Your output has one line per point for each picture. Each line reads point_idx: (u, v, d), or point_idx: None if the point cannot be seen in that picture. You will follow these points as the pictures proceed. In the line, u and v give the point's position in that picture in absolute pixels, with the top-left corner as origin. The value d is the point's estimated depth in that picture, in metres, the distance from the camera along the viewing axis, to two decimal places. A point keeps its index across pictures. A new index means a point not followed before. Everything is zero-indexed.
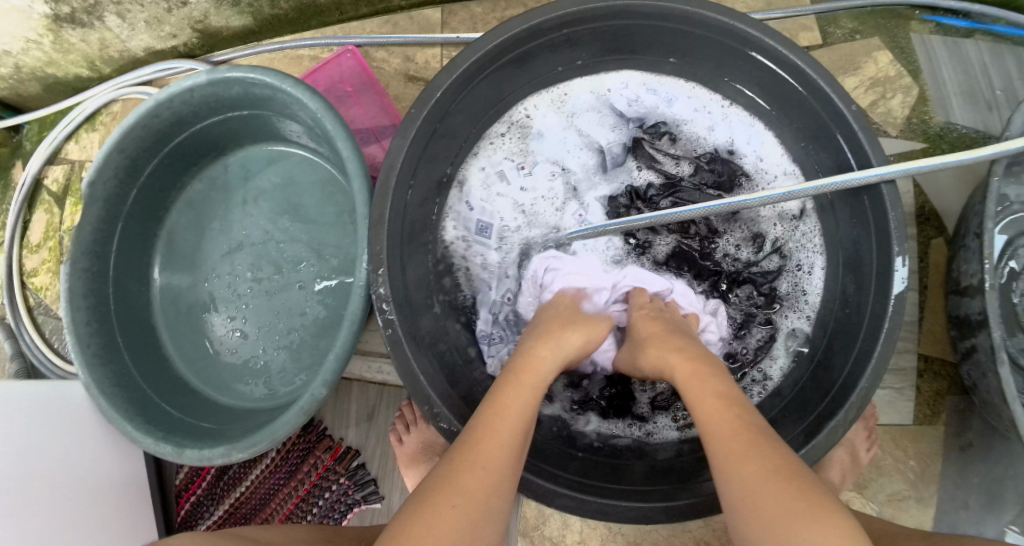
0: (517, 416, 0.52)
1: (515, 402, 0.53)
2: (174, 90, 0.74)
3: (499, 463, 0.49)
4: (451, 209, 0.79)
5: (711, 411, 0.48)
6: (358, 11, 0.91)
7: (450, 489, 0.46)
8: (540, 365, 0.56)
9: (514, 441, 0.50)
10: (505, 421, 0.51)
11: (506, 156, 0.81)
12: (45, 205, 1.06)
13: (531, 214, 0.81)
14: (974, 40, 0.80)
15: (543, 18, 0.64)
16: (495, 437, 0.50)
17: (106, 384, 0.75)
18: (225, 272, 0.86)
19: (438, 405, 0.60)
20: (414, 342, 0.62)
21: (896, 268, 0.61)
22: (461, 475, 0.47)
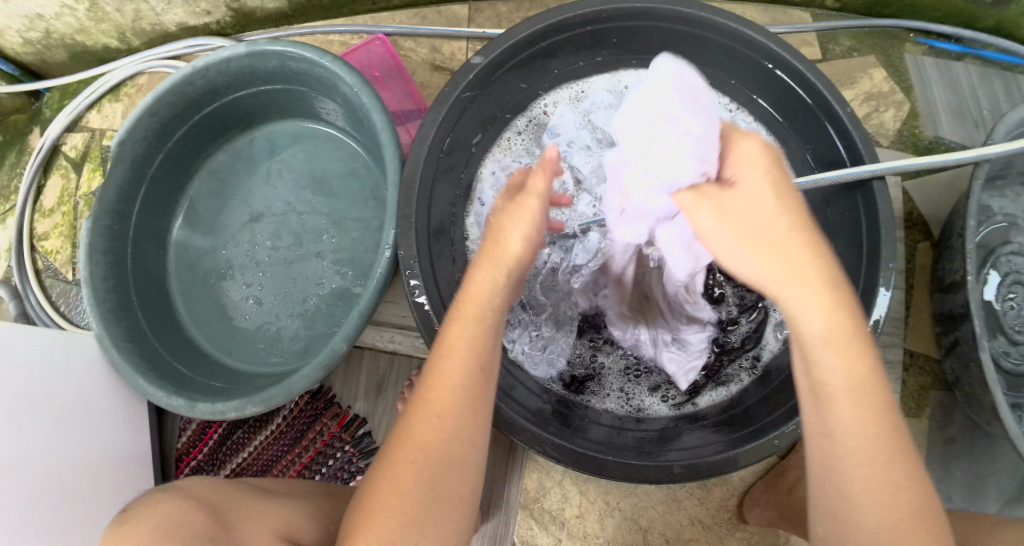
0: (462, 356, 0.48)
1: (458, 337, 0.48)
2: (212, 59, 0.77)
3: (453, 403, 0.46)
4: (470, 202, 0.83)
5: (855, 414, 0.43)
6: (388, 2, 0.95)
7: (405, 443, 0.46)
8: (477, 292, 0.50)
9: (464, 384, 0.47)
10: (450, 361, 0.48)
11: (514, 158, 0.86)
12: (61, 171, 1.07)
13: None
14: (964, 63, 0.87)
15: (570, 13, 0.69)
16: (442, 379, 0.47)
17: (120, 338, 0.76)
18: (244, 241, 0.88)
19: None
20: (440, 312, 0.65)
21: (879, 288, 0.63)
22: (414, 428, 0.46)
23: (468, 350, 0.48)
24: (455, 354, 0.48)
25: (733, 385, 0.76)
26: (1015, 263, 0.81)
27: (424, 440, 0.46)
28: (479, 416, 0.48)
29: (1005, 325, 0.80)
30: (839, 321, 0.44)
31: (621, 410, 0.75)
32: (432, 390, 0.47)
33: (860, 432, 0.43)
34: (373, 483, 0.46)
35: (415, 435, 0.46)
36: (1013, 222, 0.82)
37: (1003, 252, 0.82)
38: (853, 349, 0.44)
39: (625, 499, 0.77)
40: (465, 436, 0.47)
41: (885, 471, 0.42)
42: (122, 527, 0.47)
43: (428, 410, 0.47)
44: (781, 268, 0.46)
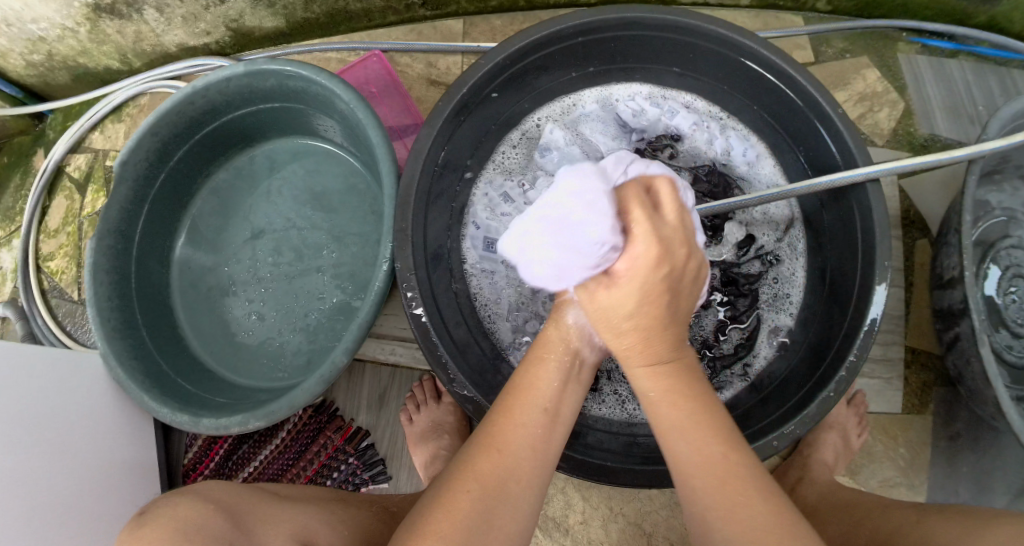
0: (541, 392, 0.51)
1: (541, 375, 0.52)
2: (211, 80, 0.79)
3: (528, 441, 0.49)
4: (465, 224, 0.84)
5: (698, 456, 0.46)
6: (384, 19, 0.96)
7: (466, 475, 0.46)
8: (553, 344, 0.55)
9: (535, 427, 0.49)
10: (524, 401, 0.50)
11: (505, 177, 0.86)
12: (66, 191, 1.09)
13: None
14: (958, 61, 0.87)
15: (561, 26, 0.70)
16: (512, 420, 0.49)
17: (125, 355, 0.77)
18: (245, 257, 0.90)
19: (455, 369, 0.64)
20: (441, 334, 0.66)
21: (876, 287, 0.63)
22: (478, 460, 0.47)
23: (542, 394, 0.51)
24: (528, 395, 0.51)
25: (727, 391, 0.77)
26: (1014, 257, 0.81)
27: (486, 475, 0.46)
28: (541, 463, 0.49)
29: (1008, 319, 0.79)
30: (662, 383, 0.50)
31: (615, 413, 0.76)
32: (501, 428, 0.48)
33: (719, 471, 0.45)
34: (420, 516, 0.45)
35: (473, 470, 0.47)
36: (1012, 216, 0.82)
37: (1002, 246, 0.81)
38: (684, 396, 0.49)
39: (628, 505, 0.77)
40: (527, 475, 0.47)
41: (746, 516, 0.43)
42: (138, 530, 0.46)
43: (493, 446, 0.48)
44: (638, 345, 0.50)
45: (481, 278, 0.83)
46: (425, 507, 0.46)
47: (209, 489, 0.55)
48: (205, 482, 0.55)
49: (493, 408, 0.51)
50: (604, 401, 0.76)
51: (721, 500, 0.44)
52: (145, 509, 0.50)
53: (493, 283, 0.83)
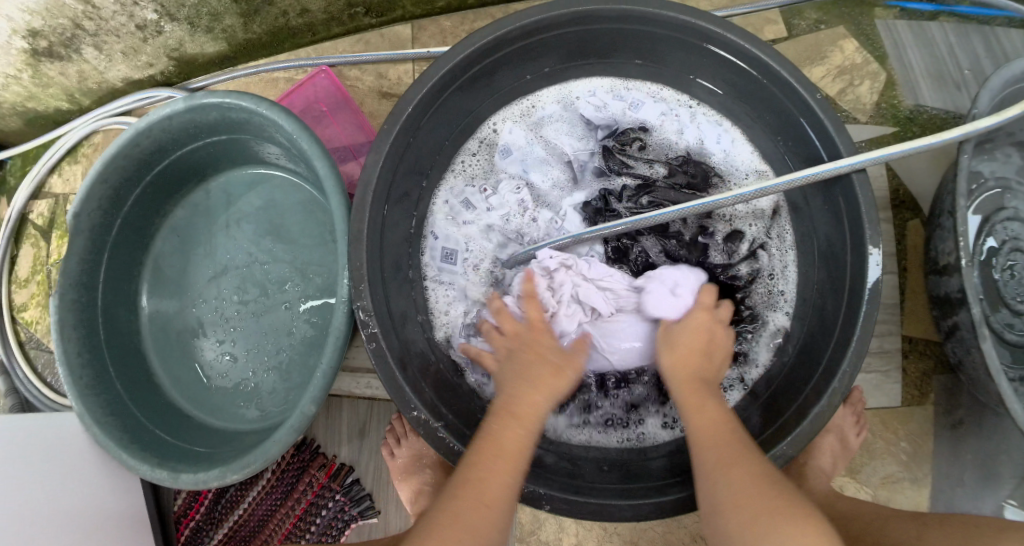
0: (520, 454, 0.54)
1: (518, 437, 0.55)
2: (153, 119, 0.75)
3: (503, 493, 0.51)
4: (426, 235, 0.80)
5: (712, 423, 0.54)
6: (329, 31, 0.91)
7: (456, 525, 0.48)
8: (530, 408, 0.57)
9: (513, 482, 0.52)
10: (500, 460, 0.53)
11: (467, 182, 0.82)
12: (32, 239, 1.06)
13: (505, 232, 0.80)
14: (939, 22, 0.81)
15: (508, 29, 0.65)
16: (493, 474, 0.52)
17: (100, 413, 0.75)
18: (211, 296, 0.87)
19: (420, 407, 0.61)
20: (408, 376, 0.62)
21: (871, 259, 0.60)
22: (464, 510, 0.49)
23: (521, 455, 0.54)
24: (506, 454, 0.53)
25: (724, 401, 0.72)
26: (1011, 230, 0.76)
27: (476, 525, 0.49)
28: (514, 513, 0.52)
29: (1007, 297, 0.75)
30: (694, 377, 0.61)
31: (608, 440, 0.71)
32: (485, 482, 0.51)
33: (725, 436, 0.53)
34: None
35: (461, 519, 0.49)
36: (1006, 186, 0.77)
37: (998, 219, 0.76)
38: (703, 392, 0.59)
39: (622, 523, 0.75)
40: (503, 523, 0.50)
41: (741, 470, 0.49)
42: None
43: (483, 501, 0.50)
44: (691, 359, 0.62)
45: (445, 292, 0.79)
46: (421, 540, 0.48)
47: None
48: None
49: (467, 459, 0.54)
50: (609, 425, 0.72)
51: (726, 458, 0.50)
52: None
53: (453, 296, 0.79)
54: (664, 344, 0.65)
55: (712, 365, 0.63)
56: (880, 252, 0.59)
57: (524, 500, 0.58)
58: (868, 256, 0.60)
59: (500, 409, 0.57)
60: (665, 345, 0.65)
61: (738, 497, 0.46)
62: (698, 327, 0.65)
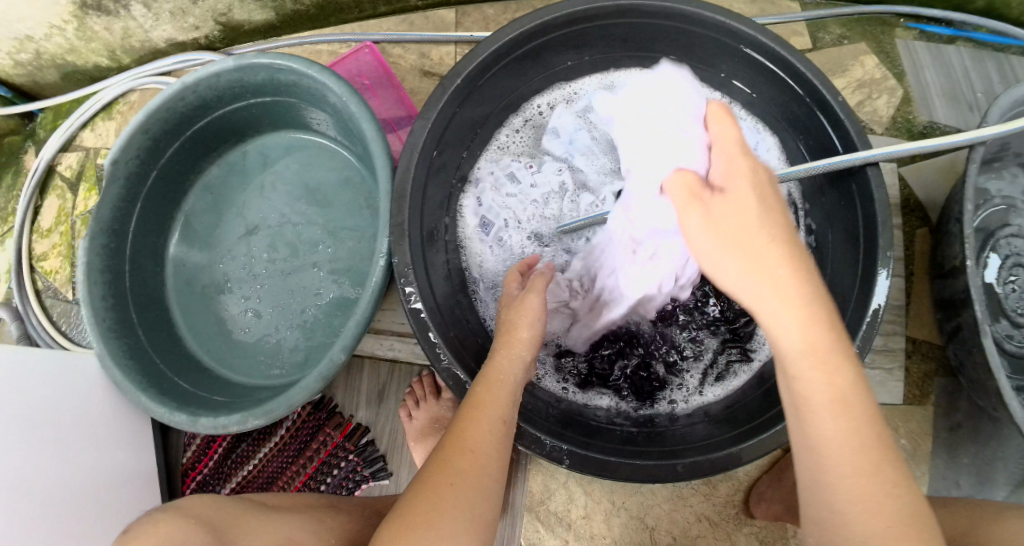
0: (498, 406, 0.56)
1: (493, 390, 0.57)
2: (201, 74, 0.78)
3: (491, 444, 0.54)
4: (464, 197, 0.83)
5: (827, 393, 0.43)
6: (375, 10, 0.95)
7: (446, 471, 0.52)
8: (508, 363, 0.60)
9: (496, 432, 0.55)
10: (487, 405, 0.55)
11: (512, 158, 0.85)
12: (58, 191, 1.07)
13: (543, 204, 0.83)
14: (956, 46, 0.86)
15: (556, 14, 0.69)
16: (477, 424, 0.54)
17: (121, 355, 0.76)
18: (241, 253, 0.89)
19: (447, 355, 0.63)
20: (443, 334, 0.65)
21: (881, 251, 0.63)
22: (454, 458, 0.53)
23: (500, 405, 0.56)
24: (488, 407, 0.55)
25: (730, 382, 0.75)
26: (1014, 246, 0.80)
27: (463, 472, 0.52)
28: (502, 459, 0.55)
29: (1008, 307, 0.79)
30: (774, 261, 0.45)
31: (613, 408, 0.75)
32: (469, 433, 0.54)
33: (846, 448, 0.42)
34: (404, 505, 0.51)
35: (449, 467, 0.52)
36: (1012, 204, 0.81)
37: (1003, 234, 0.80)
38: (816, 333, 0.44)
39: (630, 499, 0.77)
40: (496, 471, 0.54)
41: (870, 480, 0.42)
42: None
43: (466, 447, 0.53)
44: (770, 278, 0.45)
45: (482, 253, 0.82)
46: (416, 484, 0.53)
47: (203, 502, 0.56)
48: (188, 497, 0.57)
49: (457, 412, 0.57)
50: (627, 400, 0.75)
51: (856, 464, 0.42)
52: (133, 529, 0.51)
53: (490, 255, 0.82)
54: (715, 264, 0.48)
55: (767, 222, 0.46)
56: (889, 274, 0.62)
57: (544, 453, 0.60)
58: (879, 277, 0.63)
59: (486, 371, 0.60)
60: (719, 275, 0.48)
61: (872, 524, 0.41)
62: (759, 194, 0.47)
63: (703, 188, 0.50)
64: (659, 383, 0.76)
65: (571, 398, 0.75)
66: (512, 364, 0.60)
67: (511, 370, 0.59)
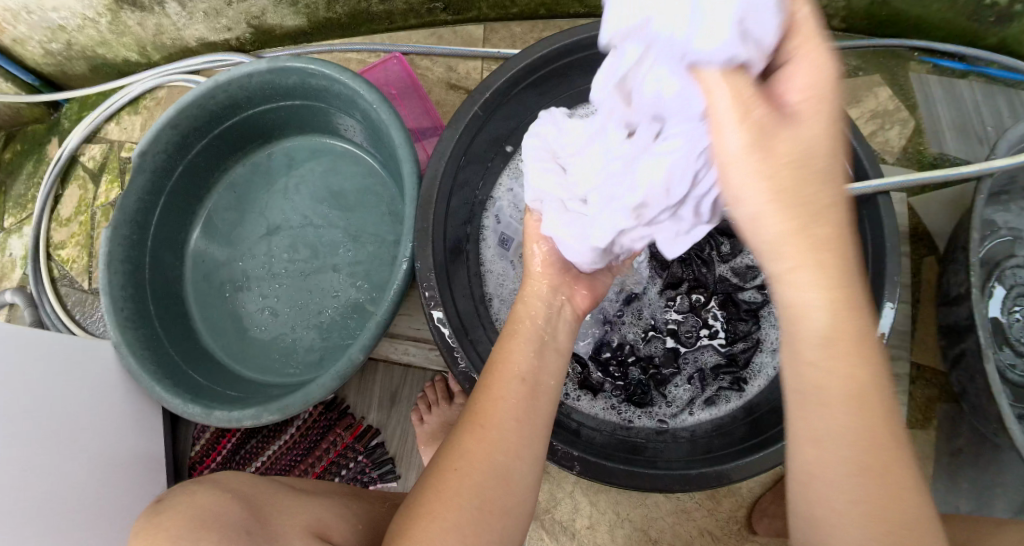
0: (512, 370, 0.53)
1: (513, 351, 0.55)
2: (233, 75, 0.79)
3: (507, 416, 0.50)
4: (486, 216, 0.85)
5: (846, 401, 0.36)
6: (405, 21, 0.97)
7: (456, 452, 0.50)
8: (525, 314, 0.58)
9: (511, 403, 0.51)
10: (502, 373, 0.53)
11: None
12: (80, 181, 1.09)
13: None
14: (968, 81, 0.89)
15: (586, 35, 0.71)
16: (490, 395, 0.52)
17: (138, 345, 0.77)
18: (260, 252, 0.90)
19: (462, 354, 0.65)
20: (460, 339, 0.66)
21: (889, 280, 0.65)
22: (464, 437, 0.50)
23: (515, 366, 0.53)
24: (502, 374, 0.53)
25: (722, 405, 0.77)
26: (1019, 276, 0.82)
27: (472, 451, 0.49)
28: (525, 436, 0.51)
29: (1010, 337, 0.80)
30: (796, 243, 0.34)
31: (609, 417, 0.76)
32: (481, 406, 0.51)
33: (847, 444, 0.37)
34: (420, 495, 0.49)
35: (463, 446, 0.50)
36: (1017, 236, 0.83)
37: (1007, 265, 0.82)
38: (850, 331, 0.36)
39: (635, 511, 0.78)
40: (515, 446, 0.49)
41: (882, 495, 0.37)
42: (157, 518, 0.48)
43: (476, 423, 0.50)
44: (795, 247, 0.34)
45: (497, 265, 0.84)
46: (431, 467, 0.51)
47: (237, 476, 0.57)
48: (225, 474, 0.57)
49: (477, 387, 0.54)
50: (622, 414, 0.77)
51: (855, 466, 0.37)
52: (172, 498, 0.51)
53: (504, 267, 0.84)
54: (752, 221, 0.35)
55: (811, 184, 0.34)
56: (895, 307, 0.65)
57: (554, 459, 0.61)
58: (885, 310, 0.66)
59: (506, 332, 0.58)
60: (742, 223, 0.36)
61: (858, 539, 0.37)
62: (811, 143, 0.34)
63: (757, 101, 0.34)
64: (656, 399, 0.78)
65: (571, 403, 0.77)
66: (534, 309, 0.59)
67: (541, 301, 0.60)
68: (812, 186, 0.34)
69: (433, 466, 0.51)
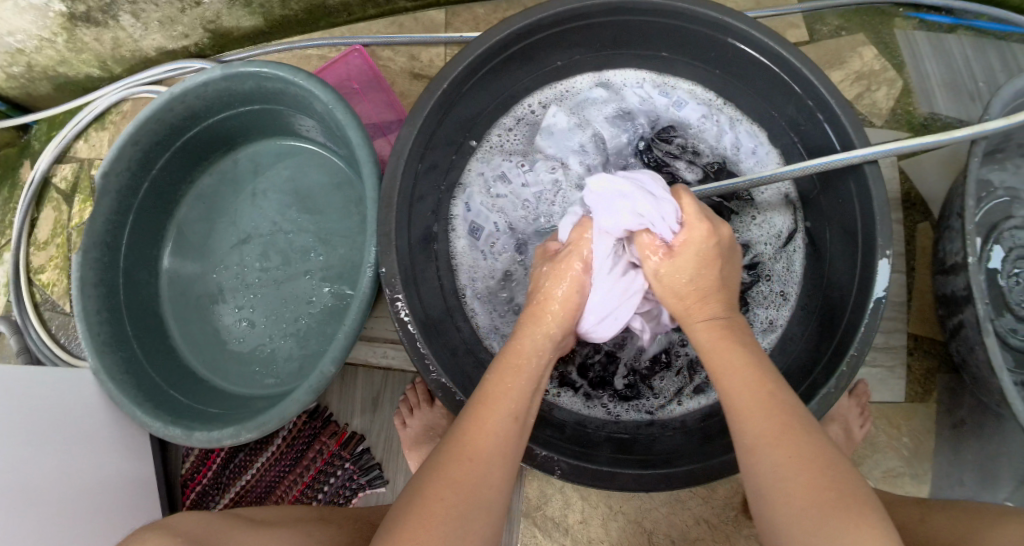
0: (507, 405, 0.52)
1: (508, 383, 0.53)
2: (187, 85, 0.77)
3: (494, 449, 0.49)
4: (455, 203, 0.82)
5: (753, 396, 0.48)
6: (364, 12, 0.94)
7: (438, 480, 0.47)
8: (521, 351, 0.56)
9: (502, 438, 0.50)
10: (494, 408, 0.51)
11: (504, 157, 0.84)
12: (54, 203, 1.07)
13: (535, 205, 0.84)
14: (956, 35, 0.84)
15: (546, 13, 0.67)
16: (479, 425, 0.50)
17: (117, 370, 0.76)
18: (233, 263, 0.88)
19: (433, 360, 0.63)
20: (430, 343, 0.64)
21: (881, 252, 0.62)
22: (448, 465, 0.48)
23: (509, 401, 0.52)
24: (496, 404, 0.52)
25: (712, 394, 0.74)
26: (1017, 238, 0.78)
27: (457, 481, 0.47)
28: (506, 468, 0.50)
29: (1011, 302, 0.77)
30: (697, 303, 0.56)
31: (593, 413, 0.74)
32: (470, 437, 0.49)
33: (759, 410, 0.47)
34: (393, 526, 0.45)
35: (446, 478, 0.47)
36: (1015, 196, 0.79)
37: (1006, 227, 0.78)
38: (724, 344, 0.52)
39: (628, 503, 0.76)
40: (496, 481, 0.48)
41: (793, 449, 0.44)
42: None
43: (463, 454, 0.48)
44: (673, 303, 0.58)
45: (471, 260, 0.82)
46: (407, 494, 0.48)
47: (186, 530, 0.57)
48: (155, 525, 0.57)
49: (462, 416, 0.52)
50: (607, 409, 0.74)
51: (772, 432, 0.45)
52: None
53: (478, 262, 0.82)
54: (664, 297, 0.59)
55: (692, 278, 0.57)
56: (892, 256, 0.61)
57: (535, 463, 0.59)
58: (881, 261, 0.62)
59: (501, 361, 0.56)
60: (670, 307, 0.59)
61: (789, 489, 0.42)
62: (700, 247, 0.57)
63: (653, 249, 0.58)
64: (641, 391, 0.74)
65: (553, 400, 0.74)
66: (538, 345, 0.57)
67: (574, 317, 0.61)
68: (699, 269, 0.57)
69: (408, 493, 0.48)
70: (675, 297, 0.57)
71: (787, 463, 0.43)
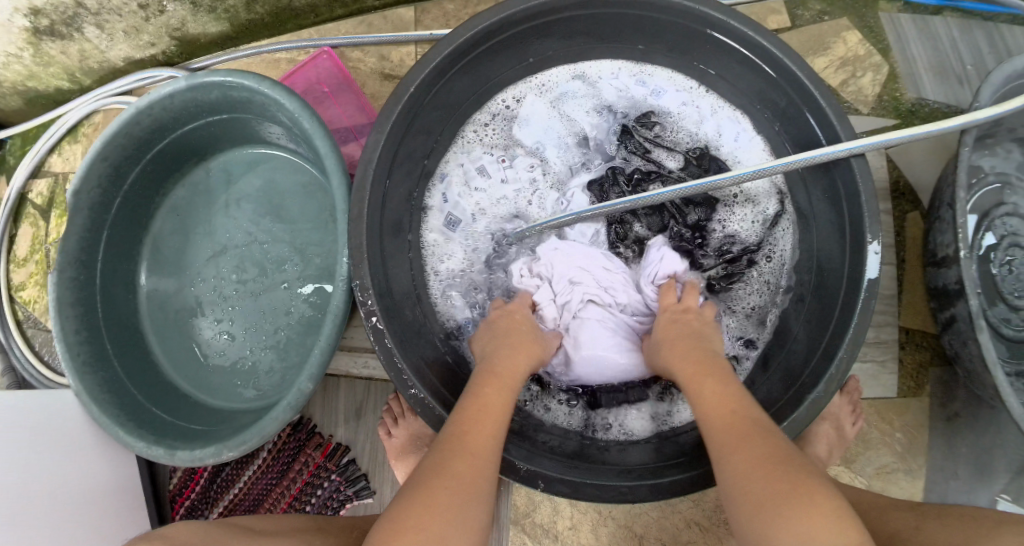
0: (498, 414, 0.55)
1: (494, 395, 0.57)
2: (153, 97, 0.74)
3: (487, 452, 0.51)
4: (430, 195, 0.80)
5: (717, 408, 0.52)
6: (332, 12, 0.91)
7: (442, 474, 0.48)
8: (512, 369, 0.60)
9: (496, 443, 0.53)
10: (487, 415, 0.54)
11: (485, 150, 0.82)
12: (31, 219, 1.06)
13: (513, 204, 0.81)
14: (943, 17, 0.81)
15: (512, 10, 0.65)
16: (475, 429, 0.53)
17: (97, 391, 0.75)
18: (210, 276, 0.87)
19: (412, 377, 0.62)
20: (406, 356, 0.63)
21: (869, 247, 0.60)
22: (450, 461, 0.50)
23: (500, 411, 0.55)
24: (487, 413, 0.55)
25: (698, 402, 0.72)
26: (1010, 225, 0.76)
27: (459, 475, 0.49)
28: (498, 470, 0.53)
29: (1004, 291, 0.75)
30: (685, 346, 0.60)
31: (577, 426, 0.72)
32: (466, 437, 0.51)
33: (725, 422, 0.50)
34: (394, 518, 0.45)
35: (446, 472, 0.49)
36: (1006, 182, 0.77)
37: (997, 214, 0.76)
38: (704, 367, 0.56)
39: (617, 508, 0.76)
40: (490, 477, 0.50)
41: (754, 451, 0.47)
42: None
43: (459, 452, 0.50)
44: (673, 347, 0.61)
45: (449, 259, 0.79)
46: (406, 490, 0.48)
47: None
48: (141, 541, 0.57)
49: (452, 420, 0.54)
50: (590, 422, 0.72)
51: (732, 439, 0.49)
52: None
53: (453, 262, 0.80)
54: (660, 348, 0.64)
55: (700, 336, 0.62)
56: (880, 248, 0.60)
57: (518, 478, 0.58)
58: (869, 253, 0.60)
59: (487, 376, 0.59)
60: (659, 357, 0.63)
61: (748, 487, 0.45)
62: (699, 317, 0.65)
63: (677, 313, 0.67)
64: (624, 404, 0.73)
65: (536, 414, 0.73)
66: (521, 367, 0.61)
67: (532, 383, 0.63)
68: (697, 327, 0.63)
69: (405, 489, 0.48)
70: (673, 342, 0.62)
71: (744, 466, 0.46)
